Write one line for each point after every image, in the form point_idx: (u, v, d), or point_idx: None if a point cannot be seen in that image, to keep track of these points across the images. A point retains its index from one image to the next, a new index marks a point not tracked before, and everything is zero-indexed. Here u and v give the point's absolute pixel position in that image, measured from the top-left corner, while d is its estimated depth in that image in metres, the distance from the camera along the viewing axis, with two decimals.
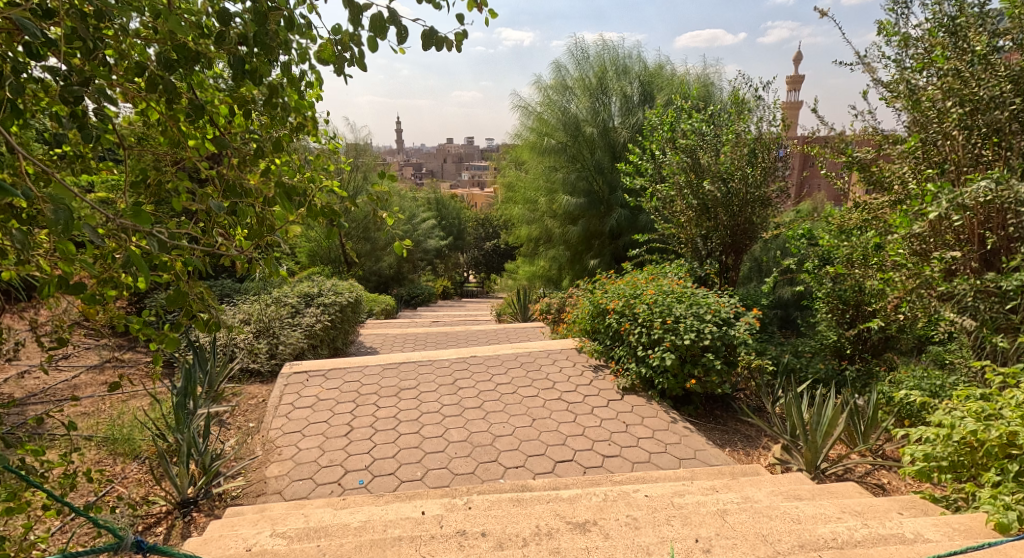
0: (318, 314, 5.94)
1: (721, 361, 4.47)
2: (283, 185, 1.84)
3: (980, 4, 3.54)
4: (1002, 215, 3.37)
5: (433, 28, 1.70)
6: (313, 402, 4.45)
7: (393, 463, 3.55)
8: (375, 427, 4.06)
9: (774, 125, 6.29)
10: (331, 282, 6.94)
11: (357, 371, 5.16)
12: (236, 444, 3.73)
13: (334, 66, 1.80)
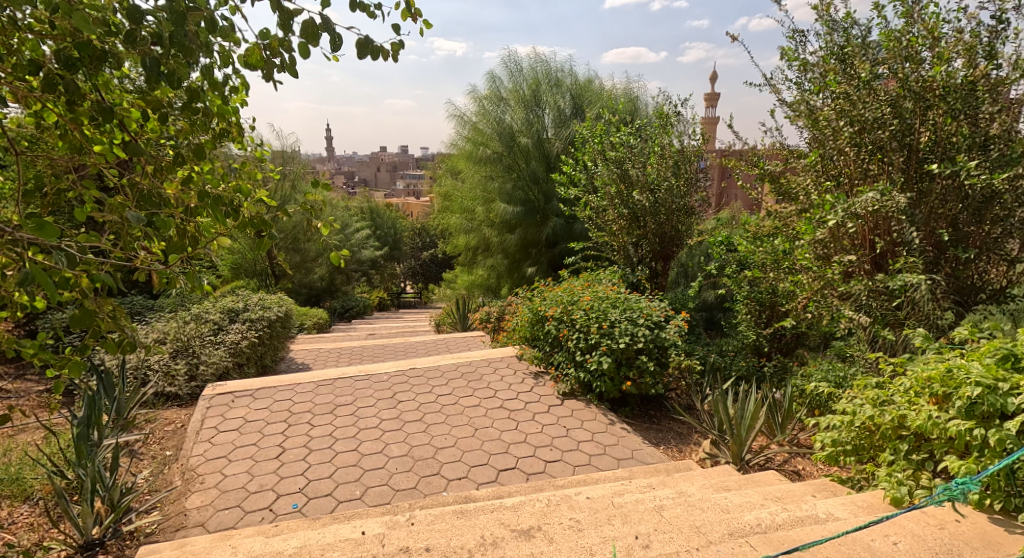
0: (243, 330, 5.68)
1: (654, 362, 4.69)
2: (206, 194, 1.77)
3: (862, 35, 3.98)
4: (888, 222, 3.79)
5: (368, 37, 1.72)
6: (240, 425, 4.24)
7: (329, 483, 3.46)
8: (310, 446, 3.93)
9: (696, 138, 6.69)
10: (258, 296, 6.64)
11: (289, 389, 4.97)
12: (151, 476, 3.46)
13: (262, 72, 1.79)
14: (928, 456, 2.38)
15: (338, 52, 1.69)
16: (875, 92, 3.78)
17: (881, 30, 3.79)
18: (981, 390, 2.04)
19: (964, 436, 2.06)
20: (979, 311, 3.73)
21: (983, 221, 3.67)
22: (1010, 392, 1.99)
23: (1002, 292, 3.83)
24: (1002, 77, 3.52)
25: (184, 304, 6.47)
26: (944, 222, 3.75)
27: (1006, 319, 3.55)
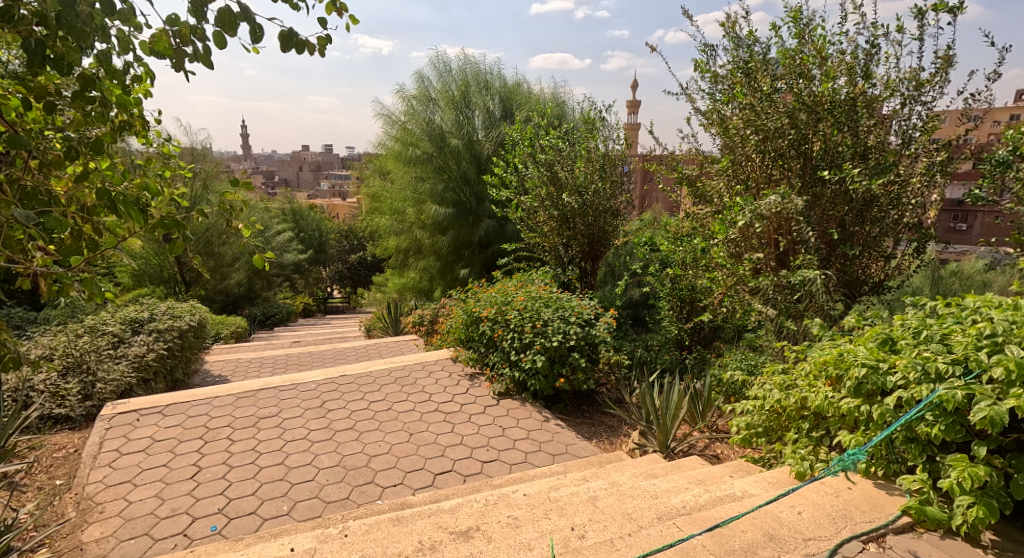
0: (148, 342, 5.28)
1: (585, 359, 4.86)
2: (106, 191, 1.71)
3: (763, 52, 4.33)
4: (789, 223, 4.17)
5: (293, 30, 1.69)
6: (149, 446, 3.94)
7: (253, 501, 3.30)
8: (230, 464, 3.72)
9: (619, 143, 6.99)
10: (166, 304, 6.17)
11: (205, 404, 4.68)
12: (37, 509, 3.10)
13: (172, 61, 1.73)
14: (825, 432, 2.65)
15: (259, 43, 1.64)
16: (775, 104, 4.15)
17: (778, 48, 4.17)
18: (866, 370, 2.30)
19: (854, 412, 2.31)
20: (864, 301, 4.21)
21: (866, 222, 4.13)
22: (889, 371, 2.25)
23: (881, 284, 4.34)
24: (876, 94, 3.98)
25: (76, 316, 5.87)
26: (835, 222, 4.18)
27: (885, 308, 4.11)
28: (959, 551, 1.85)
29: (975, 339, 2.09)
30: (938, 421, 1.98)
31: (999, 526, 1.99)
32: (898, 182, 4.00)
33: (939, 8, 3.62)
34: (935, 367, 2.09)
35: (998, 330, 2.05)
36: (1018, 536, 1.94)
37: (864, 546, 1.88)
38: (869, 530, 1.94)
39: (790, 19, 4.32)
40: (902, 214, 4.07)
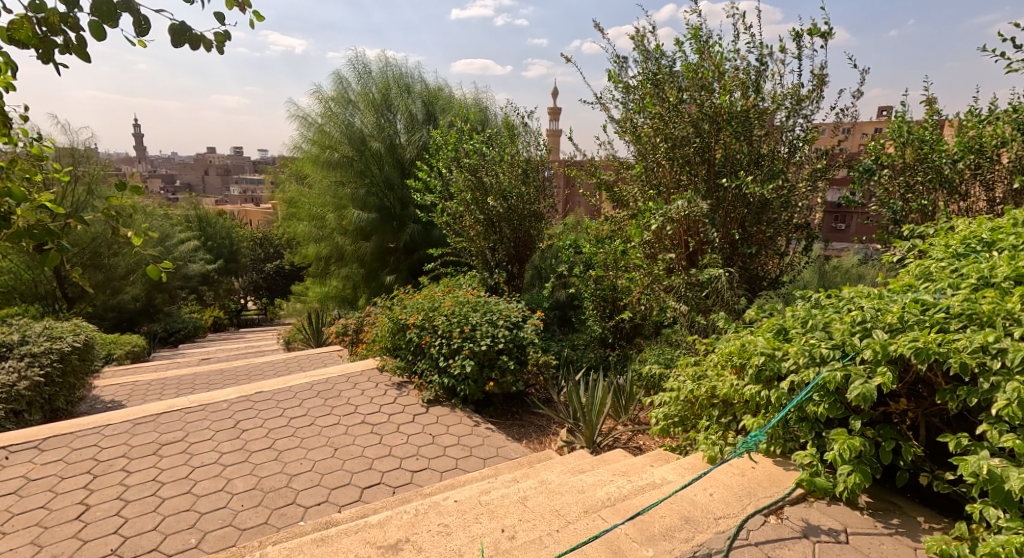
0: (18, 369, 4.76)
1: (514, 361, 4.94)
2: None
3: (669, 64, 4.63)
4: (697, 225, 4.48)
5: (187, 25, 1.56)
6: (24, 486, 3.52)
7: (155, 536, 3.05)
8: (126, 498, 3.41)
9: (541, 148, 7.17)
10: (41, 324, 5.56)
11: (95, 434, 4.25)
12: None
13: (36, 52, 1.52)
14: (732, 417, 2.87)
15: (146, 37, 1.49)
16: (681, 115, 4.46)
17: (682, 62, 4.48)
18: (765, 358, 2.52)
19: (755, 397, 2.53)
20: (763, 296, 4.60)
21: (761, 223, 4.52)
22: (783, 357, 2.49)
23: (777, 280, 4.77)
24: (765, 107, 4.38)
25: None
26: (737, 223, 4.54)
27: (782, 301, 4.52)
28: (842, 514, 2.09)
29: (850, 325, 2.36)
30: (823, 400, 2.22)
31: (873, 489, 2.26)
32: (787, 185, 4.42)
33: (814, 32, 4.04)
34: (819, 352, 2.33)
35: (868, 317, 2.33)
36: (887, 496, 2.22)
37: (765, 519, 2.07)
38: (770, 504, 2.14)
39: (692, 35, 4.65)
40: (792, 216, 4.51)
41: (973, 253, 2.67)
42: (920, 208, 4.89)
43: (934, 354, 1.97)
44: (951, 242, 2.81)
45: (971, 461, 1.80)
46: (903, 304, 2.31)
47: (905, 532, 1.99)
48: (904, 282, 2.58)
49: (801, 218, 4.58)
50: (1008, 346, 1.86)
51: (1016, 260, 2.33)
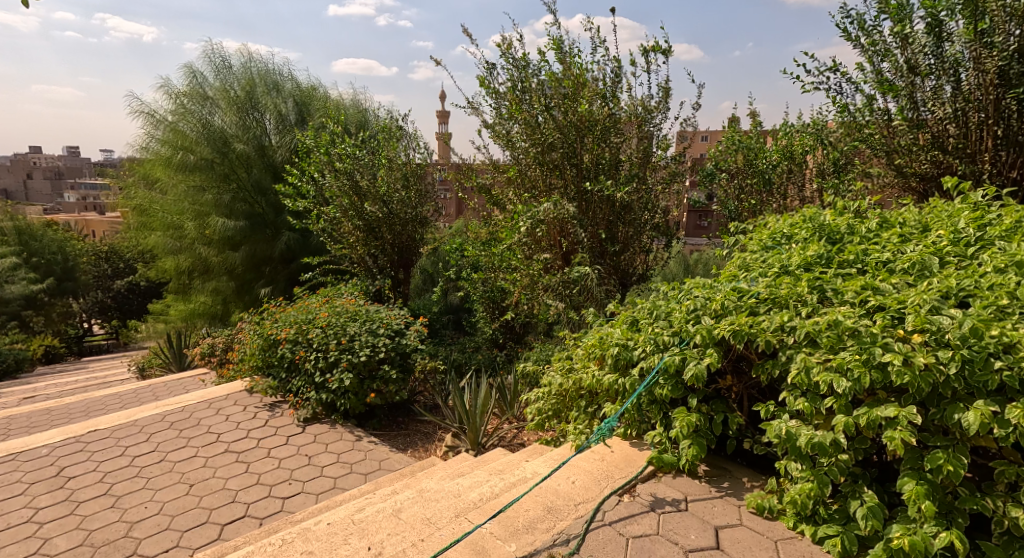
0: None
1: (396, 370, 4.81)
2: None
3: (534, 72, 4.82)
4: (567, 226, 4.72)
5: None
6: None
7: None
8: None
9: (421, 153, 7.08)
10: None
11: None
12: None
13: None
14: (598, 406, 3.05)
15: None
16: (548, 122, 4.68)
17: (547, 72, 4.68)
18: (619, 348, 2.76)
19: (613, 385, 2.74)
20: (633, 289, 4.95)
21: (624, 223, 4.87)
22: (634, 346, 2.73)
23: (645, 275, 5.13)
24: (620, 117, 4.73)
25: None
26: (604, 223, 4.83)
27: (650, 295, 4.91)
28: (684, 485, 2.37)
29: (686, 313, 2.65)
30: (667, 382, 2.47)
31: (710, 458, 2.58)
32: (645, 187, 4.81)
33: (656, 49, 4.46)
34: (662, 339, 2.59)
35: (698, 305, 2.64)
36: (721, 463, 2.55)
37: (619, 498, 2.27)
38: (624, 484, 2.35)
39: (554, 47, 4.89)
40: (652, 216, 4.92)
41: (778, 246, 3.15)
42: (752, 207, 5.64)
43: (747, 334, 2.30)
44: (764, 236, 3.28)
45: (775, 425, 2.13)
46: (725, 293, 2.64)
47: (732, 493, 2.31)
48: (729, 272, 2.95)
49: (660, 218, 5.00)
50: (797, 324, 2.23)
51: (805, 251, 2.78)
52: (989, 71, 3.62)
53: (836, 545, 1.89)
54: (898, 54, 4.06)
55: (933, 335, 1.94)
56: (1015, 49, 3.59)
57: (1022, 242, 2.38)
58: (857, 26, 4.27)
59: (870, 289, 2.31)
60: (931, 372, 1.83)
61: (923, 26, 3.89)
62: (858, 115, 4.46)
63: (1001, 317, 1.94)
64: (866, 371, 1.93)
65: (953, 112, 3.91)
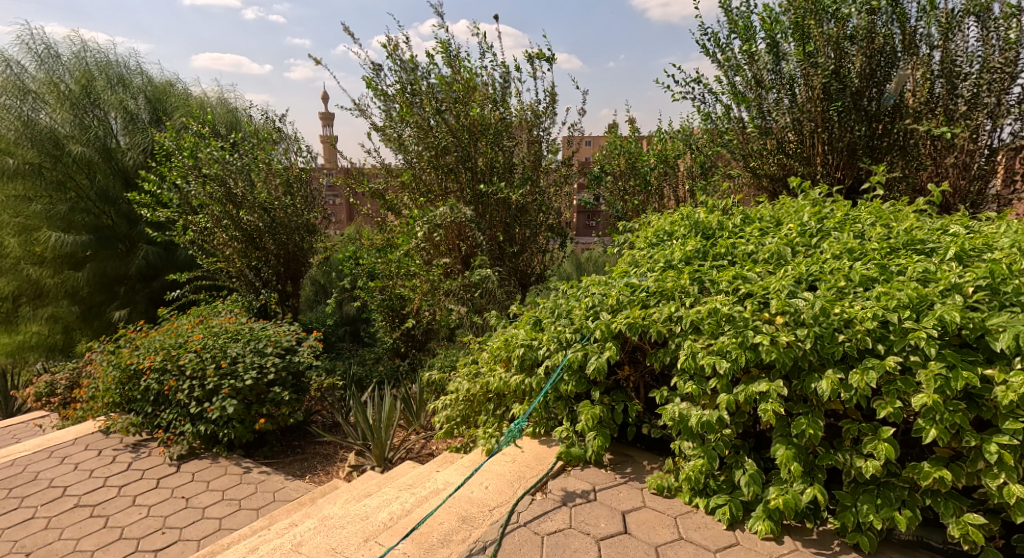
0: None
1: (289, 391, 4.48)
2: None
3: (423, 75, 4.75)
4: (465, 230, 4.73)
5: None
6: None
7: None
8: None
9: (304, 157, 6.67)
10: None
11: None
12: None
13: None
14: (506, 408, 3.08)
15: None
16: (440, 125, 4.64)
17: (436, 75, 4.65)
18: (524, 348, 2.81)
19: (520, 386, 2.79)
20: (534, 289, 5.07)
21: (520, 225, 4.96)
22: (539, 346, 2.81)
23: (543, 275, 5.28)
24: (510, 121, 4.82)
25: None
26: (501, 226, 4.89)
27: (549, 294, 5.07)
28: (591, 476, 2.46)
29: (585, 310, 2.78)
30: (571, 378, 2.57)
31: (613, 447, 2.72)
32: (538, 190, 4.96)
33: (540, 57, 4.61)
34: (564, 337, 2.69)
35: (596, 302, 2.77)
36: (623, 450, 2.70)
37: (532, 497, 2.31)
38: (535, 484, 2.39)
39: (441, 50, 4.87)
40: (547, 217, 5.08)
41: (662, 242, 3.41)
42: (635, 207, 6.11)
43: (640, 326, 2.45)
44: (649, 234, 3.53)
45: (669, 409, 2.29)
46: (619, 289, 2.79)
47: (635, 477, 2.45)
48: (621, 269, 3.12)
49: (554, 220, 5.18)
50: (683, 314, 2.41)
51: (685, 246, 3.02)
52: (815, 87, 4.20)
53: (726, 513, 2.09)
54: (747, 69, 4.57)
55: (792, 316, 2.19)
56: (833, 68, 4.20)
57: (851, 232, 2.79)
58: (713, 43, 4.77)
59: (740, 279, 2.57)
60: (793, 347, 2.08)
61: (765, 46, 4.43)
62: (719, 123, 5.00)
63: (842, 296, 2.25)
64: (742, 351, 2.14)
65: (791, 121, 4.44)
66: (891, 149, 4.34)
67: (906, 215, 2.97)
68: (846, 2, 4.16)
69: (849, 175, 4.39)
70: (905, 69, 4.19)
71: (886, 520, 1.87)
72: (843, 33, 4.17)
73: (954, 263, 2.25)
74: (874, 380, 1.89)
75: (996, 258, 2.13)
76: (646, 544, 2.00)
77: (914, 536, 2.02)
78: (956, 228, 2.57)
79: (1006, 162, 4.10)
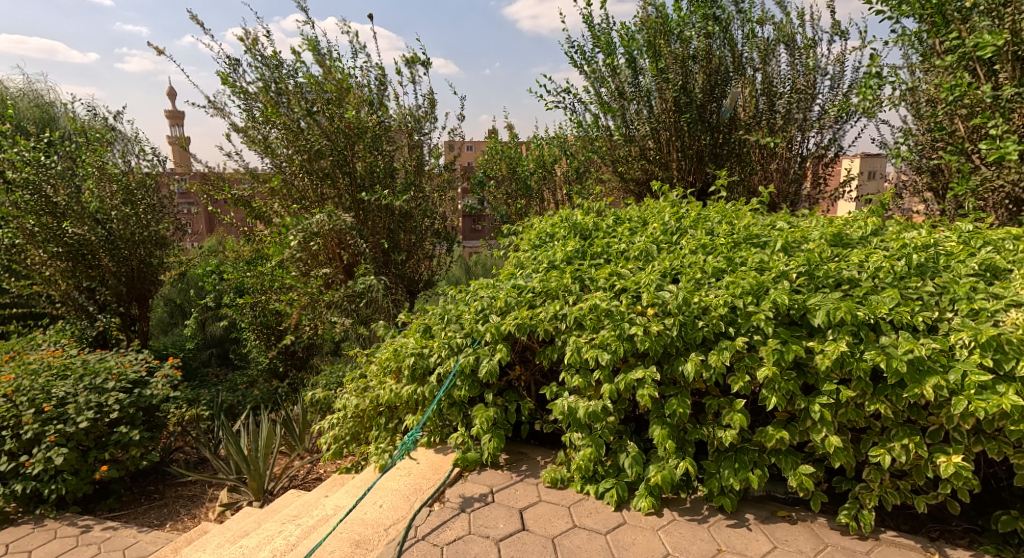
0: None
1: (140, 429, 3.94)
2: None
3: (289, 74, 4.49)
4: (346, 237, 4.54)
5: None
6: None
7: None
8: None
9: (149, 160, 5.92)
10: None
11: None
12: None
13: None
14: (398, 420, 3.03)
15: None
16: (311, 127, 4.42)
17: (304, 73, 4.43)
18: (414, 357, 2.78)
19: (412, 395, 2.76)
20: (422, 296, 5.02)
21: (404, 231, 4.88)
22: (429, 353, 2.80)
23: (431, 280, 5.26)
24: (389, 125, 4.74)
25: None
26: (384, 233, 4.77)
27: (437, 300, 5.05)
28: (488, 478, 2.51)
29: (474, 314, 2.83)
30: (464, 383, 2.60)
31: (508, 447, 2.81)
32: (422, 195, 4.90)
33: (415, 61, 4.59)
34: (455, 342, 2.72)
35: (485, 305, 2.83)
36: (518, 448, 2.80)
37: (430, 508, 2.30)
38: (433, 494, 2.38)
39: (309, 48, 4.64)
40: (431, 223, 5.05)
41: (544, 244, 3.58)
42: (517, 210, 6.35)
43: (529, 326, 2.56)
44: (532, 236, 3.67)
45: (559, 403, 2.41)
46: (506, 291, 2.88)
47: (530, 474, 2.54)
48: (507, 271, 3.21)
49: (439, 224, 5.17)
50: (566, 311, 2.56)
51: (565, 247, 3.19)
52: (668, 100, 4.70)
53: (613, 495, 2.25)
54: (610, 81, 4.93)
55: (660, 307, 2.42)
56: (681, 84, 4.71)
57: (703, 230, 3.15)
58: (580, 55, 5.09)
59: (615, 275, 2.77)
60: (662, 335, 2.30)
61: (624, 61, 4.82)
62: (589, 130, 5.34)
63: (699, 286, 2.53)
64: (620, 343, 2.32)
65: (650, 130, 4.92)
66: (729, 157, 4.98)
67: (745, 214, 3.42)
68: (688, 24, 4.64)
69: (698, 179, 4.99)
70: (736, 87, 4.79)
71: (742, 480, 2.15)
72: (687, 53, 4.69)
73: (782, 253, 2.65)
74: (728, 359, 2.16)
75: (811, 248, 2.54)
76: (543, 537, 2.08)
77: (764, 492, 2.34)
78: (782, 224, 3.02)
79: (813, 167, 4.87)
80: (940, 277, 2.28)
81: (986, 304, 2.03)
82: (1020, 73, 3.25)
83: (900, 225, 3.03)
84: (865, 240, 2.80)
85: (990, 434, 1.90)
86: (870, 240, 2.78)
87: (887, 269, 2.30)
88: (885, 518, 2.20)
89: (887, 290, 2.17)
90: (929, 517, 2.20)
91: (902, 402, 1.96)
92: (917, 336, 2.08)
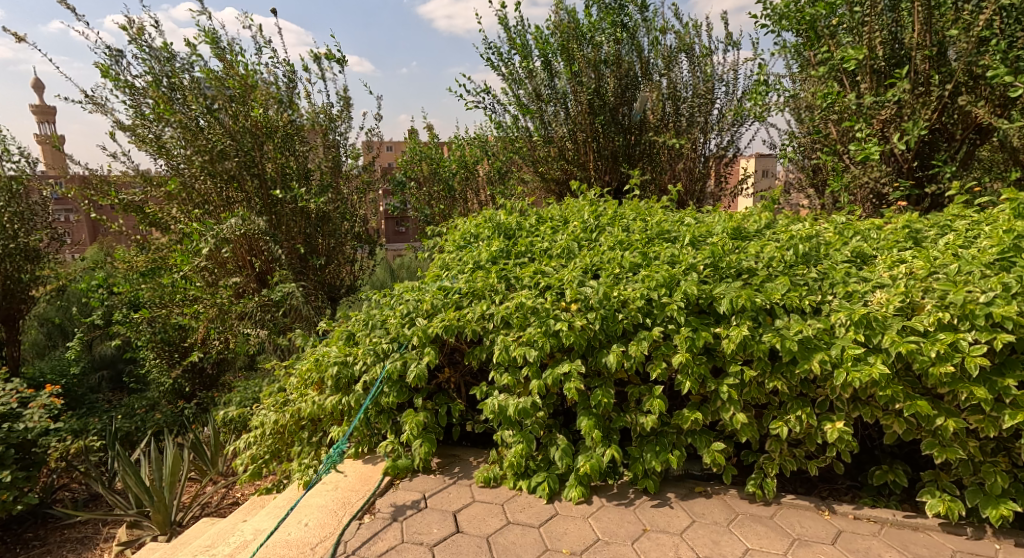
0: None
1: (13, 468, 3.48)
2: None
3: (184, 67, 4.18)
4: (257, 243, 4.31)
5: None
6: None
7: None
8: None
9: (15, 162, 5.23)
10: None
11: None
12: None
13: None
14: (321, 433, 2.93)
15: None
16: (212, 126, 4.14)
17: (201, 68, 4.13)
18: (338, 366, 2.70)
19: (336, 406, 2.67)
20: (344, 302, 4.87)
21: (322, 235, 4.70)
22: (354, 361, 2.73)
23: (353, 286, 5.13)
24: (301, 124, 4.56)
25: None
26: (301, 238, 4.57)
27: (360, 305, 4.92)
28: (421, 484, 2.50)
29: (400, 318, 2.80)
30: (392, 389, 2.57)
31: (440, 451, 2.81)
32: (340, 197, 4.74)
33: (329, 58, 4.44)
34: (381, 347, 2.68)
35: (411, 308, 2.81)
36: (450, 451, 2.81)
37: (360, 521, 2.25)
38: (362, 506, 2.33)
39: (206, 40, 4.35)
40: (352, 226, 4.90)
41: (469, 244, 3.61)
42: (440, 212, 6.34)
43: (456, 327, 2.57)
44: (457, 237, 3.70)
45: (489, 402, 2.45)
46: (432, 293, 2.88)
47: (463, 475, 2.56)
48: (432, 273, 3.21)
49: (360, 228, 5.03)
50: (493, 311, 2.60)
51: (490, 248, 3.23)
52: (583, 102, 4.91)
53: (546, 489, 2.33)
54: (528, 83, 5.05)
55: (583, 302, 2.52)
56: (594, 87, 4.93)
57: (619, 226, 3.32)
58: (497, 57, 5.17)
59: (539, 273, 2.86)
60: (586, 329, 2.40)
61: (540, 64, 4.95)
62: (509, 131, 5.45)
63: (618, 281, 2.66)
64: (547, 339, 2.40)
65: (567, 132, 5.10)
66: (641, 157, 5.28)
67: (656, 211, 3.65)
68: (598, 30, 4.85)
69: (614, 179, 5.25)
70: (644, 91, 5.06)
71: (663, 461, 2.30)
72: (599, 57, 4.90)
73: (690, 247, 2.85)
74: (646, 348, 2.30)
75: (715, 241, 2.77)
76: (478, 537, 2.11)
77: (682, 471, 2.52)
78: (689, 220, 3.26)
79: (715, 166, 5.26)
80: (821, 264, 2.57)
81: (858, 287, 2.32)
82: (876, 85, 3.70)
83: (788, 219, 3.38)
84: (760, 233, 3.09)
85: (865, 401, 2.17)
86: (764, 233, 3.08)
87: (778, 259, 2.56)
88: (785, 484, 2.45)
89: (779, 278, 2.42)
90: (820, 479, 2.48)
91: (795, 378, 2.20)
92: (805, 317, 2.33)
